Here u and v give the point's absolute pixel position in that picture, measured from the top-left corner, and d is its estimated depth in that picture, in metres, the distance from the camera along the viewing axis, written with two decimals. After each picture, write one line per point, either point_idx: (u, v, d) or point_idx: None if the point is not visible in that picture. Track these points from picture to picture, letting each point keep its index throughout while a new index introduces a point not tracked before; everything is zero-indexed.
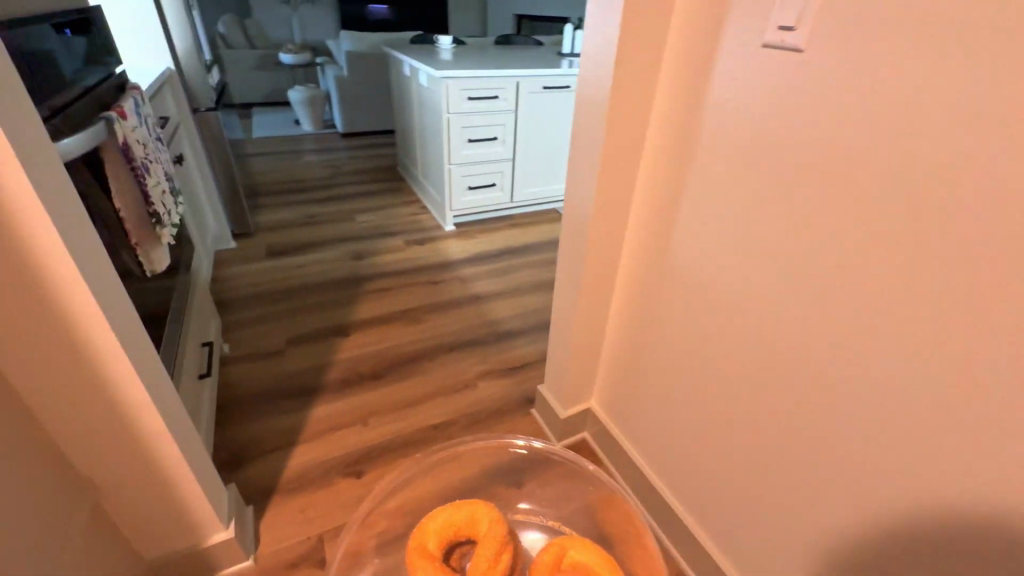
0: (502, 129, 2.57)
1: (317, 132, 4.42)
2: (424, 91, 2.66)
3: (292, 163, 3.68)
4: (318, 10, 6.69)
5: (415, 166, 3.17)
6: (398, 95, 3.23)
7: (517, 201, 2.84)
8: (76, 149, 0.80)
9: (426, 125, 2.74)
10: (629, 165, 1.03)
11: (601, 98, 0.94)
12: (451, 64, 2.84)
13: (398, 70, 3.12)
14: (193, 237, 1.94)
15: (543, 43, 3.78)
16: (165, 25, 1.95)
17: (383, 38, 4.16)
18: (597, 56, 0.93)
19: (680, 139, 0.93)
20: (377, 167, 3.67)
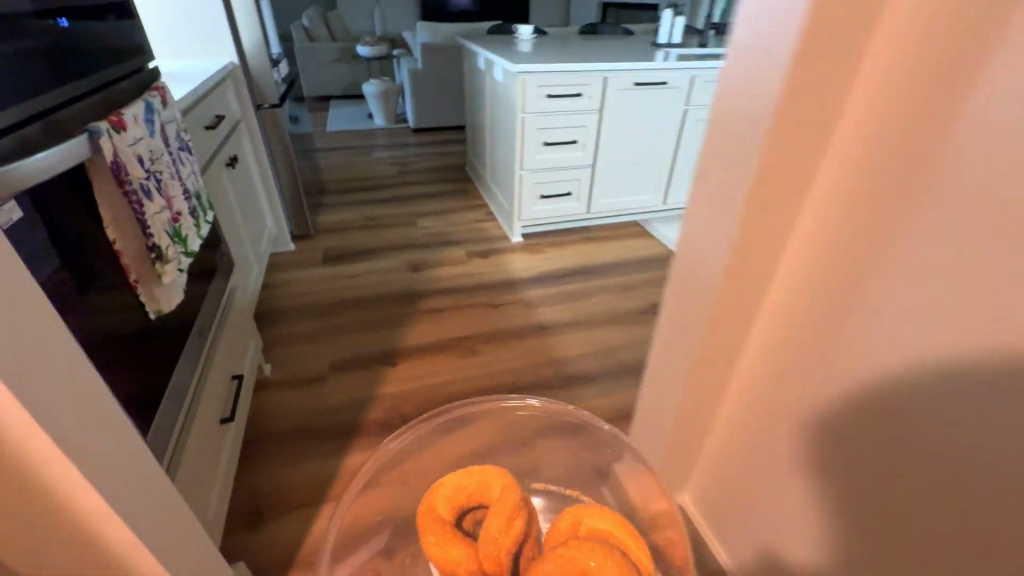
0: (584, 131, 2.26)
1: (389, 127, 4.33)
2: (498, 88, 2.40)
3: (361, 159, 3.60)
4: (400, 2, 6.68)
5: (483, 168, 2.93)
6: (471, 91, 3.00)
7: (594, 212, 2.53)
8: (46, 170, 0.61)
9: (498, 124, 2.49)
10: (781, 210, 0.71)
11: (758, 111, 0.62)
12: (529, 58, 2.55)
13: (472, 64, 2.90)
14: (246, 244, 1.82)
15: (631, 34, 3.39)
16: (231, 17, 1.83)
17: (460, 29, 3.96)
18: (763, 43, 0.60)
19: (882, 197, 0.61)
20: (445, 166, 3.49)
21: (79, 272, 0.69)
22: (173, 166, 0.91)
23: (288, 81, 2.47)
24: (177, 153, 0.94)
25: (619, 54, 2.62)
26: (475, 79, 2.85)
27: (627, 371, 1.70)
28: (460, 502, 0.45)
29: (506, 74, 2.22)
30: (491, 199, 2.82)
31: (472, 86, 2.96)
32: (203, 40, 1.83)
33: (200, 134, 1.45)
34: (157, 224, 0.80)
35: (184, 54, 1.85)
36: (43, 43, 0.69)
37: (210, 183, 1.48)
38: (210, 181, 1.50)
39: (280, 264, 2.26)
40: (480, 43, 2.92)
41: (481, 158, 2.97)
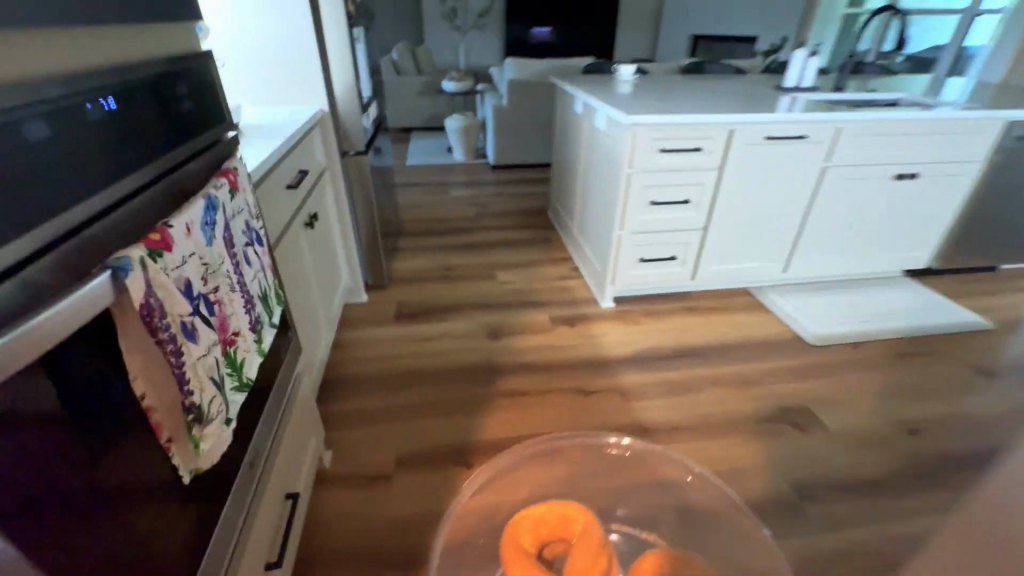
0: (699, 190, 1.94)
1: (468, 162, 4.23)
2: (598, 136, 2.15)
3: (439, 196, 3.48)
4: (485, 36, 6.72)
5: (570, 218, 2.68)
6: (563, 134, 2.78)
7: (700, 279, 2.20)
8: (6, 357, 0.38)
9: (594, 175, 2.22)
10: None
11: None
12: (634, 103, 2.29)
13: (566, 106, 2.68)
14: (318, 307, 1.65)
15: (743, 73, 3.03)
16: (325, 62, 1.71)
17: (549, 66, 3.79)
18: None
19: None
20: (525, 208, 3.29)
21: (69, 471, 0.46)
22: (233, 276, 0.71)
23: (376, 122, 2.36)
24: (240, 254, 0.74)
25: (739, 99, 2.30)
26: (569, 121, 2.63)
27: (757, 506, 1.34)
28: (541, 534, 0.78)
29: (612, 123, 1.96)
30: (577, 253, 2.56)
31: (564, 128, 2.74)
32: (293, 84, 1.72)
33: (281, 194, 1.29)
34: (198, 373, 0.58)
35: (273, 98, 1.74)
36: (42, 141, 0.46)
37: (288, 249, 1.33)
38: (287, 245, 1.34)
39: (352, 317, 2.12)
40: (575, 83, 2.69)
41: (568, 206, 2.72)
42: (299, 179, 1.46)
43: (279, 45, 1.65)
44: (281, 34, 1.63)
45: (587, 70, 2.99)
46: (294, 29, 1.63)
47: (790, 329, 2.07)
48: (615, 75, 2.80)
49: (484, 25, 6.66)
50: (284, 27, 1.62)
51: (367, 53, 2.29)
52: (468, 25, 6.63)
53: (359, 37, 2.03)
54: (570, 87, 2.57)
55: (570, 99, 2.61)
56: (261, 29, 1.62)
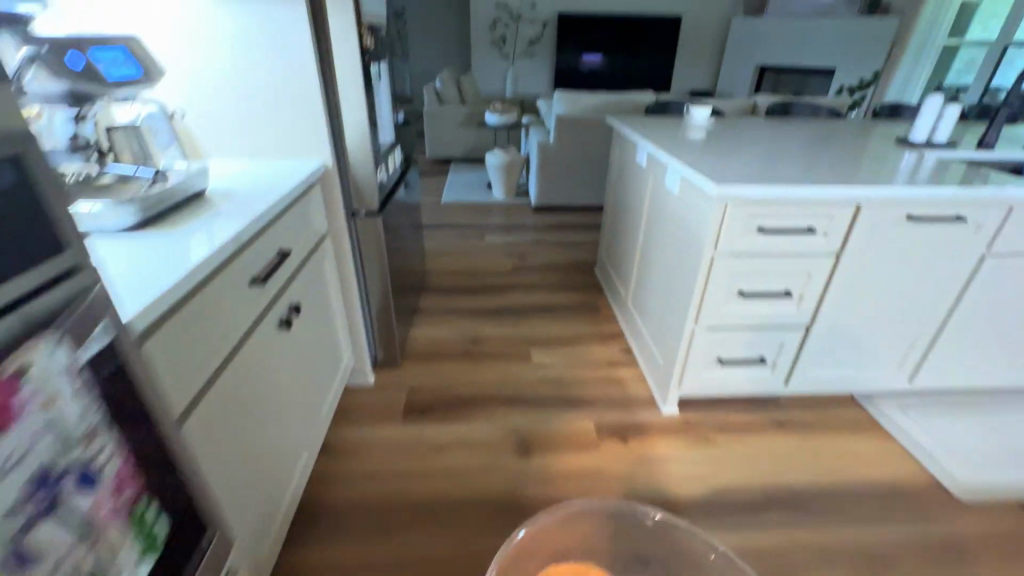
0: (806, 281, 1.46)
1: (507, 201, 3.88)
2: (666, 200, 1.72)
3: (472, 243, 3.12)
4: (535, 64, 6.47)
5: (625, 288, 2.22)
6: (619, 185, 2.36)
7: (794, 386, 1.70)
8: None
9: (660, 245, 1.78)
10: None
11: None
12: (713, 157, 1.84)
13: (625, 153, 2.26)
14: (294, 424, 1.27)
15: (840, 119, 2.53)
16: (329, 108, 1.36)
17: (603, 101, 3.41)
18: None
19: None
20: (569, 262, 2.87)
21: None
22: None
23: (398, 168, 2.01)
24: None
25: (849, 155, 1.81)
26: (628, 173, 2.20)
27: None
28: None
29: (688, 188, 1.52)
30: (632, 333, 2.10)
31: (621, 178, 2.31)
32: (287, 133, 1.38)
33: (234, 298, 0.92)
34: None
35: (262, 150, 1.40)
36: None
37: (240, 373, 0.94)
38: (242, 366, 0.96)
39: (352, 407, 1.75)
40: (635, 126, 2.27)
41: (622, 272, 2.28)
42: (272, 269, 1.09)
43: (270, 86, 1.32)
44: (273, 73, 1.30)
45: (649, 110, 2.57)
46: (287, 66, 1.29)
47: (923, 470, 1.54)
48: (685, 118, 2.36)
49: (534, 53, 6.41)
50: (277, 66, 1.29)
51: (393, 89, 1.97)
52: (517, 53, 6.39)
53: (379, 73, 1.69)
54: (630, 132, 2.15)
55: (630, 145, 2.19)
56: (249, 67, 1.29)
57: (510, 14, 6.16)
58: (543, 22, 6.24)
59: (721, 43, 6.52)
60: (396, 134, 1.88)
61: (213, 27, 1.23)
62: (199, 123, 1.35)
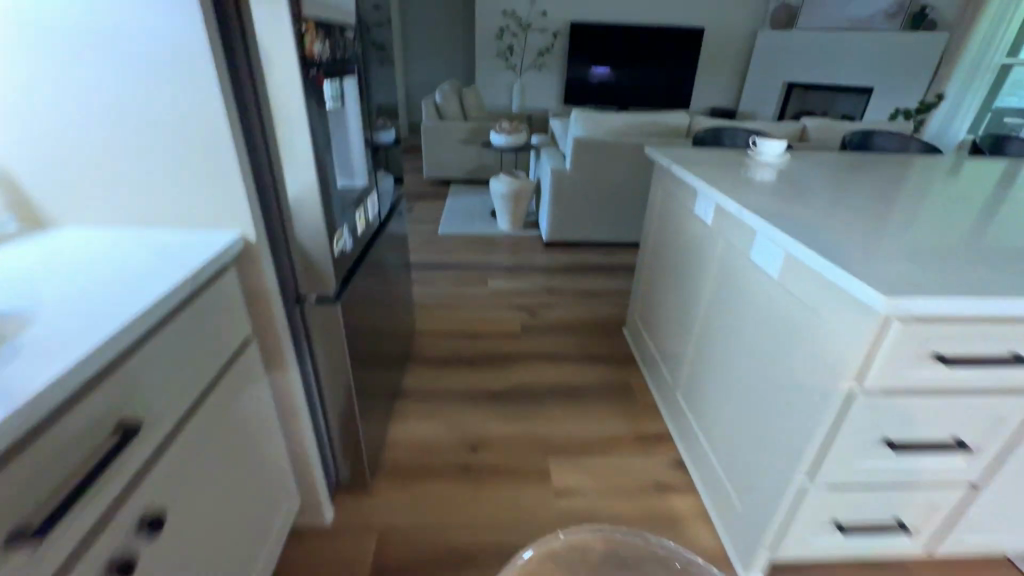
0: (989, 426, 0.95)
1: (513, 233, 3.39)
2: (751, 280, 1.20)
3: (473, 290, 2.60)
4: (544, 77, 6.02)
5: (675, 373, 1.70)
6: (663, 235, 1.84)
7: (936, 553, 1.17)
8: None
9: (739, 339, 1.27)
10: None
11: None
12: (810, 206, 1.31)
13: (673, 195, 1.74)
14: None
15: (936, 154, 2.03)
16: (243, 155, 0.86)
17: (628, 122, 2.93)
18: None
19: None
20: (591, 321, 2.35)
21: None
22: None
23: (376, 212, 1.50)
24: None
25: (999, 214, 1.30)
26: (679, 222, 1.69)
27: None
28: None
29: (798, 278, 1.01)
30: (686, 440, 1.57)
31: (668, 225, 1.80)
32: (182, 188, 0.87)
33: None
34: None
35: (148, 212, 0.90)
36: None
37: None
38: None
39: (295, 567, 1.22)
40: (685, 159, 1.76)
41: (670, 350, 1.76)
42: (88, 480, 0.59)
43: (150, 116, 0.81)
44: (154, 97, 0.80)
45: (699, 138, 2.06)
46: (175, 86, 0.79)
47: None
48: (749, 151, 1.86)
49: (543, 65, 5.96)
50: (158, 85, 0.79)
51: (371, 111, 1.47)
52: (525, 65, 5.93)
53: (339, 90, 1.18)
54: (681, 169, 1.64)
55: (681, 187, 1.68)
56: (111, 86, 0.79)
57: (518, 23, 5.72)
58: (553, 32, 5.80)
59: (743, 57, 6.08)
60: (371, 173, 1.37)
61: (47, 20, 0.74)
62: (40, 175, 0.85)
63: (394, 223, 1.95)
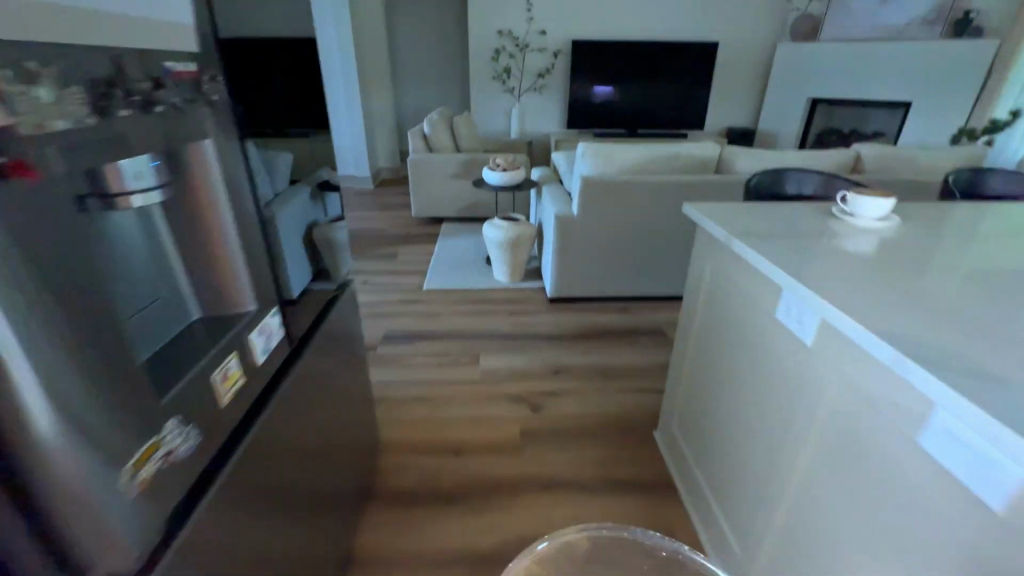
0: None
1: (512, 286, 2.88)
2: (929, 484, 0.70)
3: (463, 373, 2.08)
4: (544, 100, 5.59)
5: (747, 543, 1.17)
6: (718, 329, 1.31)
7: None
8: None
9: (889, 565, 0.77)
10: None
11: None
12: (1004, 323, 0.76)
13: (733, 278, 1.22)
14: None
15: None
16: None
17: (647, 156, 2.46)
18: None
19: None
20: (613, 418, 1.82)
21: None
22: None
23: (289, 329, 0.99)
24: None
25: None
26: (744, 319, 1.18)
27: None
28: None
29: None
30: None
31: (726, 316, 1.27)
32: None
33: None
34: None
35: None
36: None
37: None
38: None
39: None
40: (744, 225, 1.24)
41: (733, 498, 1.24)
42: None
43: None
44: None
45: (755, 185, 1.54)
46: None
47: None
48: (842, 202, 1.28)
49: (543, 87, 5.53)
50: None
51: (269, 171, 0.93)
52: (523, 87, 5.50)
53: (170, 165, 0.64)
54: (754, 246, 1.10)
55: (748, 270, 1.14)
56: None
57: (515, 43, 5.31)
58: (554, 52, 5.38)
59: (760, 72, 5.62)
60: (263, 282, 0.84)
61: None
62: None
63: (348, 312, 1.41)
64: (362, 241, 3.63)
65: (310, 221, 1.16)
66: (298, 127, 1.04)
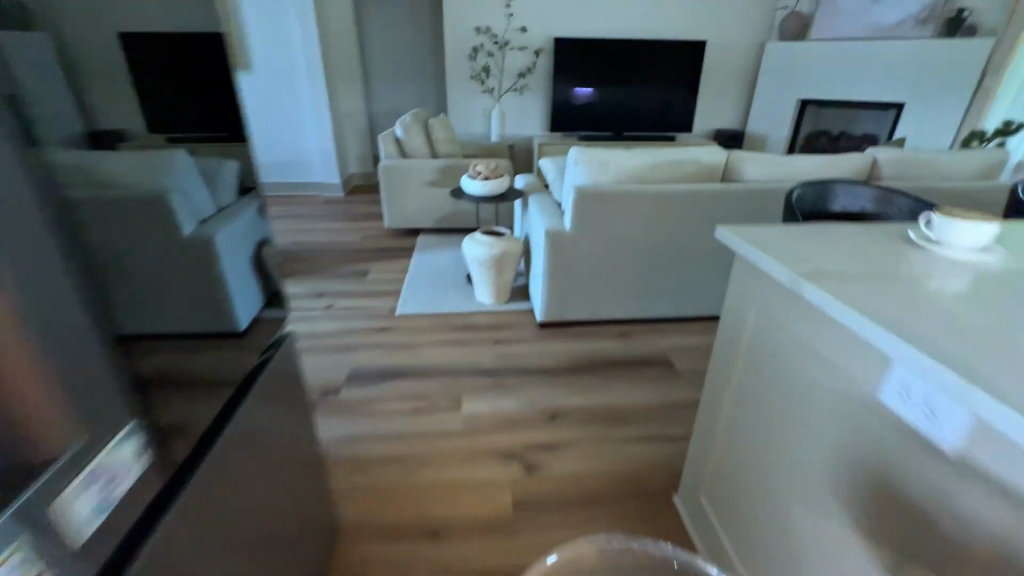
0: None
1: (497, 308, 2.58)
2: None
3: (443, 421, 1.77)
4: (525, 101, 5.30)
5: None
6: (776, 392, 1.02)
7: None
8: None
9: None
10: None
11: None
12: None
13: (804, 333, 0.93)
14: None
15: None
16: None
17: (648, 163, 2.18)
18: None
19: None
20: (623, 479, 1.53)
21: None
22: None
23: (199, 396, 0.73)
24: None
25: None
26: (818, 390, 0.90)
27: None
28: None
29: None
30: None
31: (790, 377, 0.98)
32: None
33: None
34: None
35: None
36: None
37: None
38: None
39: None
40: (811, 262, 0.95)
41: None
42: None
43: None
44: None
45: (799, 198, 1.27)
46: None
47: None
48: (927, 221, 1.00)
49: (525, 88, 5.24)
50: None
51: (154, 189, 0.61)
52: (504, 88, 5.21)
53: None
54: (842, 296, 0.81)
55: (832, 327, 0.85)
56: None
57: (494, 41, 5.01)
58: (535, 50, 5.10)
59: (748, 73, 5.44)
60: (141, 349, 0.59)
61: None
62: None
63: (293, 372, 1.05)
64: (329, 256, 3.27)
65: (235, 262, 0.82)
66: (190, 129, 0.73)
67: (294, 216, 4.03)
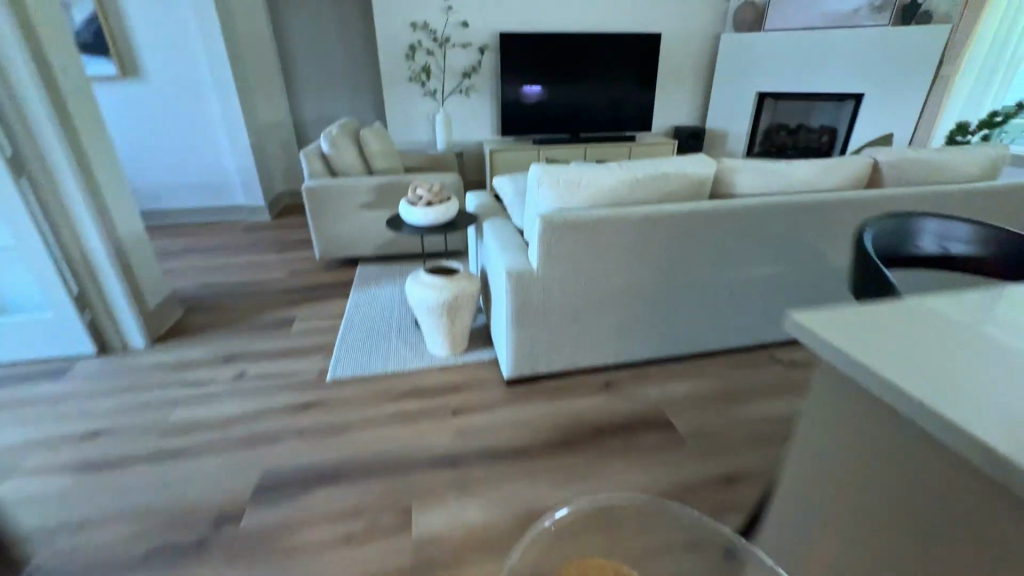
0: None
1: (454, 362, 2.11)
2: None
3: (389, 556, 1.29)
4: (472, 104, 4.84)
5: None
6: (839, 522, 0.65)
7: None
8: None
9: None
10: None
11: None
12: None
13: (881, 443, 0.58)
14: None
15: None
16: None
17: (627, 180, 1.77)
18: None
19: None
20: None
21: None
22: None
23: None
24: None
25: None
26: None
27: None
28: None
29: None
30: None
31: (851, 496, 0.63)
32: None
33: None
34: None
35: None
36: None
37: None
38: None
39: None
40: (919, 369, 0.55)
41: None
42: None
43: None
44: None
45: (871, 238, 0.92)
46: None
47: None
48: None
49: (471, 88, 4.78)
50: None
51: None
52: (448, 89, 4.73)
53: None
54: (984, 426, 0.47)
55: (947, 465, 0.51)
56: None
57: (433, 37, 4.52)
58: (479, 47, 4.64)
59: (704, 67, 5.21)
60: None
61: None
62: None
63: None
64: (245, 301, 2.68)
65: None
66: None
67: (208, 249, 3.40)
